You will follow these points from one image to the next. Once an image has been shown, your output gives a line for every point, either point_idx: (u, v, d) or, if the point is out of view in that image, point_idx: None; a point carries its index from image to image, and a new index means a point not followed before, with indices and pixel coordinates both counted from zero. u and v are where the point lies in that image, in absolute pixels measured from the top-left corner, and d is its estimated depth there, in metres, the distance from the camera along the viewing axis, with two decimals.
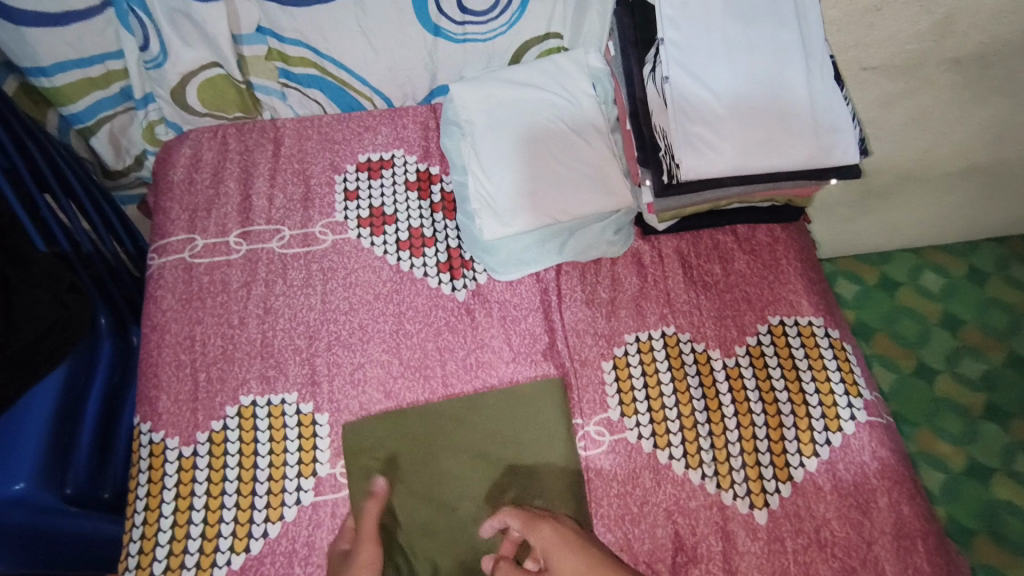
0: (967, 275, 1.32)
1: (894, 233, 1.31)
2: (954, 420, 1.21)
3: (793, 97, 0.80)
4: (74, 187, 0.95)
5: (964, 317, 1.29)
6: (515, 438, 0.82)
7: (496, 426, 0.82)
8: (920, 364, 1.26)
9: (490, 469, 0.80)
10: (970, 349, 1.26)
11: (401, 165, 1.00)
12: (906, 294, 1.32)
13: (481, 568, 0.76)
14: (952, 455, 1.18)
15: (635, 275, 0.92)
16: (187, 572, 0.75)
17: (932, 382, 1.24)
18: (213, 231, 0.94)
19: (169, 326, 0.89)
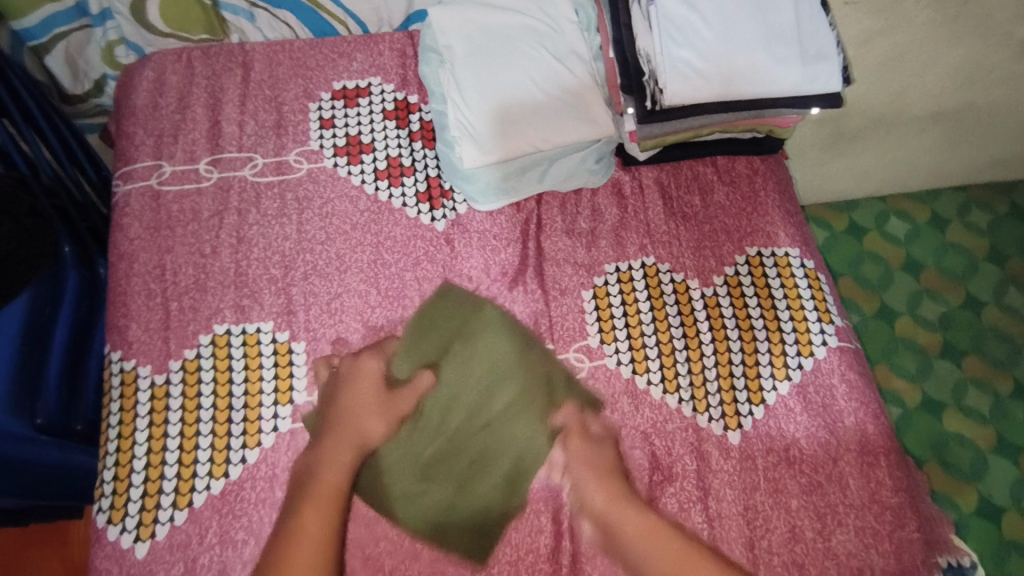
0: (931, 220, 1.33)
1: (860, 178, 1.29)
2: (910, 357, 1.23)
3: (780, 23, 0.80)
4: (36, 115, 0.90)
5: (924, 260, 1.31)
6: (475, 346, 0.83)
7: (456, 335, 0.84)
8: (882, 305, 1.27)
9: (453, 375, 0.82)
10: (929, 291, 1.28)
11: (377, 94, 0.96)
12: (871, 239, 1.32)
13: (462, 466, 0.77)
14: (907, 392, 1.21)
15: (615, 206, 0.92)
16: (166, 497, 0.75)
17: (892, 323, 1.26)
18: (181, 157, 0.91)
19: (138, 255, 0.86)
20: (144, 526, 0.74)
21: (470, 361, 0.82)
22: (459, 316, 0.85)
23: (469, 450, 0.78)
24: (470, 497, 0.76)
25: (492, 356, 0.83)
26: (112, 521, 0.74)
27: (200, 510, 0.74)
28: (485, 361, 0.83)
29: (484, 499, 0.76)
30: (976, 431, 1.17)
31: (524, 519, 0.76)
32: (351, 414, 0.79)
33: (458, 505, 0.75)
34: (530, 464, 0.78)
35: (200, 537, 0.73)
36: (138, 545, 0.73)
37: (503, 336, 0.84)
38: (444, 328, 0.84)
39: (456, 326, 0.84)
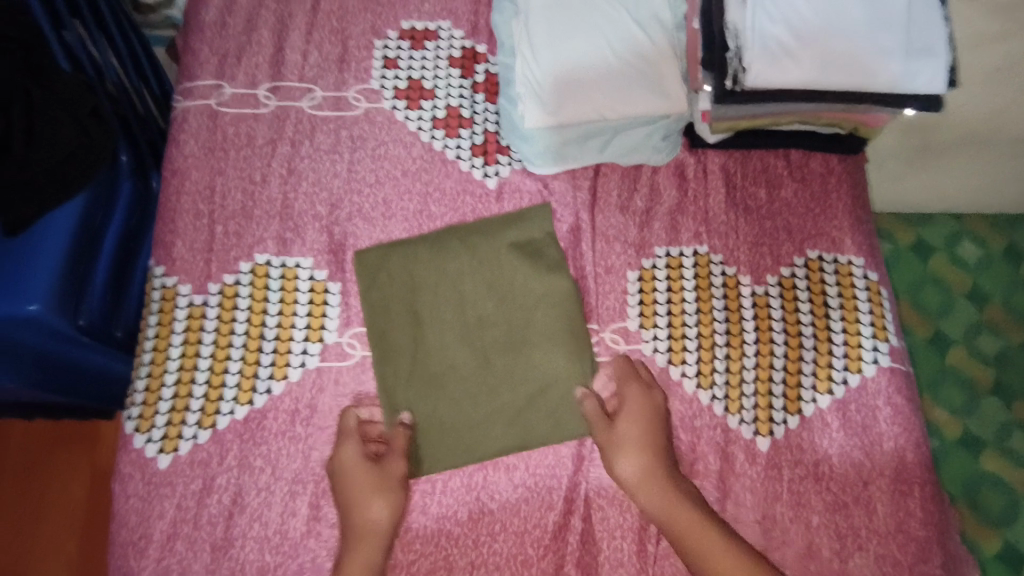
0: (1005, 250, 1.22)
1: (941, 193, 1.21)
2: (956, 390, 1.17)
3: (889, 10, 0.73)
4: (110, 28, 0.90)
5: (991, 292, 1.21)
6: (499, 280, 0.82)
7: (479, 267, 0.82)
8: (936, 333, 1.19)
9: (466, 310, 0.81)
10: (990, 325, 1.19)
11: (446, 39, 0.93)
12: (936, 262, 1.23)
13: (486, 403, 0.78)
14: (946, 424, 1.15)
15: (675, 187, 0.87)
16: (192, 415, 0.76)
17: (944, 354, 1.18)
18: (242, 80, 0.90)
19: (190, 173, 0.86)
20: (169, 439, 0.75)
21: (485, 297, 0.81)
22: (478, 250, 0.83)
23: (493, 369, 0.79)
24: (494, 436, 0.77)
25: (519, 291, 0.82)
26: (139, 430, 0.76)
27: (223, 432, 0.76)
28: (511, 296, 0.82)
29: (506, 436, 0.77)
30: (1013, 476, 1.11)
31: (537, 493, 0.75)
32: (352, 507, 0.71)
33: (481, 444, 0.77)
34: (553, 406, 0.78)
35: (220, 458, 0.75)
36: (161, 457, 0.75)
37: (525, 274, 0.82)
38: (464, 265, 0.82)
39: (476, 262, 0.82)
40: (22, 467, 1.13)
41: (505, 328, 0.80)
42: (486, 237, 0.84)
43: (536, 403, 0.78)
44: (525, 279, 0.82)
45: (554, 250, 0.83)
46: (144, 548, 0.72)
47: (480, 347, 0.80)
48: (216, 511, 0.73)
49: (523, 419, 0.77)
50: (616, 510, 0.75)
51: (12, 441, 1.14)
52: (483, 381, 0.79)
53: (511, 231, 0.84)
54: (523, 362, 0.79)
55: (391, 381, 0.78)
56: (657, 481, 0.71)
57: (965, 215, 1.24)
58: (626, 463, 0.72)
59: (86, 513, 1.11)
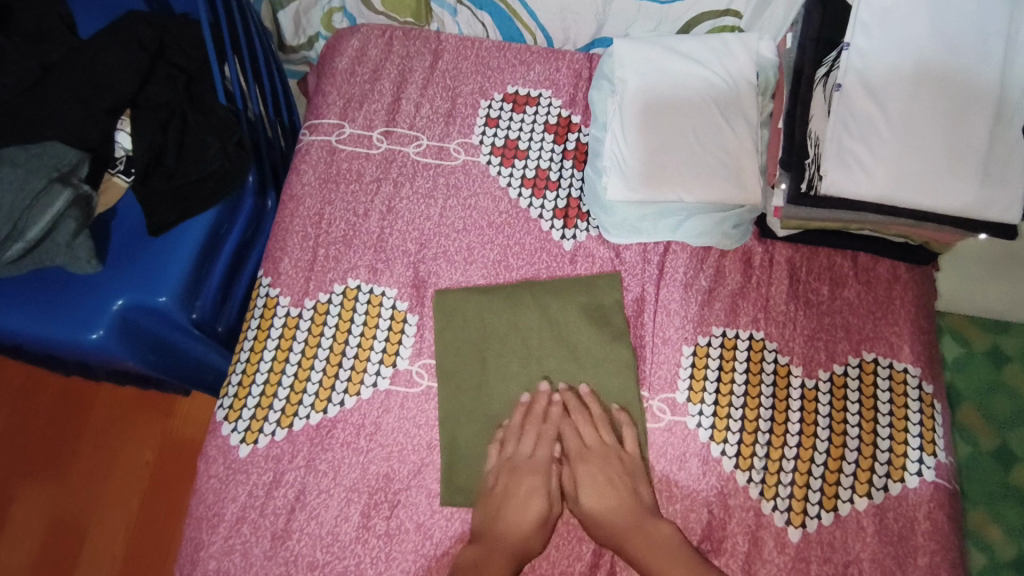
0: None
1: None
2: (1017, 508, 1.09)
3: (970, 139, 0.75)
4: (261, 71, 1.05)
5: None
6: (566, 335, 0.89)
7: (546, 323, 0.89)
8: (1003, 446, 1.13)
9: (527, 360, 0.88)
10: None
11: (544, 106, 1.02)
12: (1012, 371, 1.17)
13: (536, 449, 0.84)
14: (1003, 544, 1.07)
15: (739, 272, 0.92)
16: (273, 414, 0.86)
17: (1008, 468, 1.11)
18: (361, 123, 1.01)
19: (304, 200, 0.97)
20: (250, 432, 0.85)
21: (548, 349, 0.88)
22: (550, 308, 0.90)
23: (546, 420, 0.85)
24: (538, 480, 0.83)
25: (579, 349, 0.88)
26: (227, 419, 0.86)
27: (296, 434, 0.85)
28: (571, 354, 0.88)
29: (552, 484, 0.82)
30: None
31: (568, 541, 0.80)
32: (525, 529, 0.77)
33: None
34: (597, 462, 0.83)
35: (291, 457, 0.84)
36: (242, 446, 0.85)
37: (587, 333, 0.89)
38: (533, 319, 0.90)
39: (544, 317, 0.90)
40: (106, 428, 1.26)
41: (561, 383, 0.87)
42: (556, 294, 0.91)
43: (578, 456, 0.84)
44: (588, 339, 0.89)
45: (619, 317, 0.90)
46: (216, 525, 0.81)
47: (537, 397, 0.86)
48: (281, 503, 0.82)
49: (566, 470, 0.83)
50: None
51: (105, 400, 1.28)
52: (533, 426, 0.85)
53: (581, 292, 0.91)
54: (573, 417, 0.85)
55: (451, 414, 0.86)
56: (624, 518, 0.77)
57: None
58: (598, 504, 0.78)
59: (151, 476, 1.23)
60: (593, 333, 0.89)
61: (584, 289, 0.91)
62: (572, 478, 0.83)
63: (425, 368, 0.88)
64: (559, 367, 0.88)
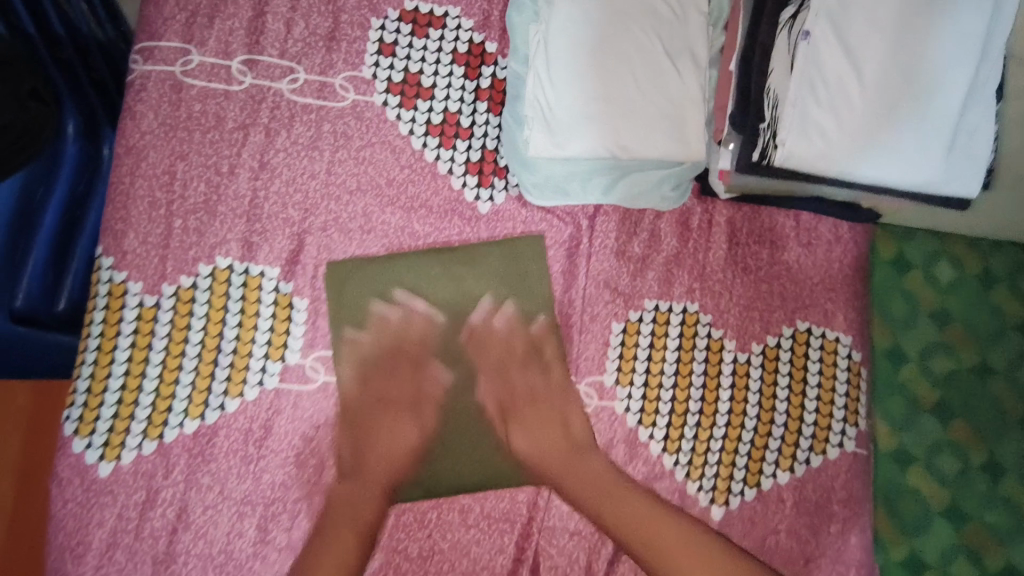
0: None
1: None
2: None
3: (946, 105, 0.65)
4: None
5: None
6: (487, 323, 0.80)
7: (456, 308, 0.80)
8: None
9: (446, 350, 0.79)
10: None
11: (452, 28, 0.82)
12: None
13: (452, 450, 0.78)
14: None
15: (676, 236, 0.82)
16: (137, 425, 0.73)
17: None
18: (213, 47, 0.78)
19: (147, 154, 0.76)
20: (110, 448, 0.73)
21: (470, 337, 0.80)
22: (463, 291, 0.80)
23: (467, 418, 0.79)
24: (456, 478, 0.77)
25: (501, 332, 0.80)
26: (78, 434, 0.72)
27: (170, 445, 0.73)
28: (490, 341, 0.80)
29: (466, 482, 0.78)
30: None
31: (488, 536, 0.76)
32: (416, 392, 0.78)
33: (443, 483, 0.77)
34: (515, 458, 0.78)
35: (166, 472, 0.73)
36: (102, 464, 0.72)
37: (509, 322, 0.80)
38: (446, 304, 0.80)
39: (459, 301, 0.80)
40: None
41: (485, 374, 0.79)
42: (482, 267, 0.80)
43: (490, 452, 0.78)
44: (503, 320, 0.80)
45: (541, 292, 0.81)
46: (81, 555, 0.71)
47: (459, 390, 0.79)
48: (160, 524, 0.72)
49: (484, 464, 0.78)
50: (564, 561, 0.77)
51: None
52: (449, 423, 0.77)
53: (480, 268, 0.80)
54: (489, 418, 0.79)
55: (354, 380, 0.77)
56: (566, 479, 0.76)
57: None
58: (550, 411, 0.78)
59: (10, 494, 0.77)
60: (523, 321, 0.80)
61: (494, 262, 0.80)
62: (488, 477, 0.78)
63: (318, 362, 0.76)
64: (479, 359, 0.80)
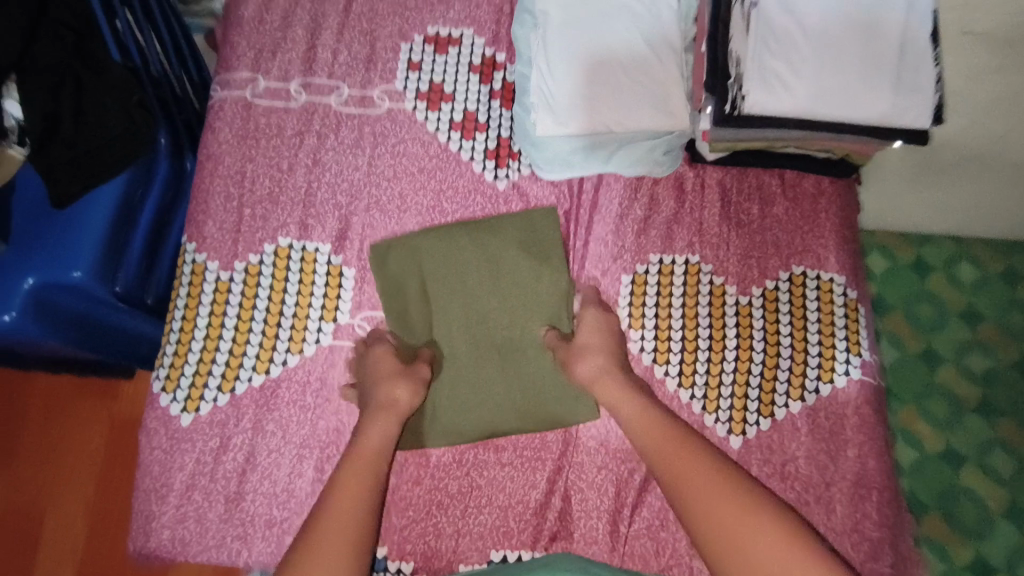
0: (1002, 273, 1.31)
1: (941, 215, 1.25)
2: (942, 404, 1.25)
3: (881, 48, 0.77)
4: (155, 14, 0.98)
5: (984, 314, 1.30)
6: (510, 276, 0.89)
7: (487, 265, 0.89)
8: (927, 348, 1.28)
9: (474, 304, 0.88)
10: (981, 344, 1.28)
11: (467, 46, 0.99)
12: (935, 281, 1.31)
13: (478, 397, 0.85)
14: (930, 437, 1.23)
15: (673, 199, 0.93)
16: (213, 380, 0.85)
17: (993, 422, 1.23)
18: (275, 75, 0.96)
19: (223, 159, 0.92)
20: (191, 401, 0.84)
21: (492, 295, 0.88)
22: (491, 250, 0.90)
23: (494, 363, 0.86)
24: (482, 422, 0.84)
25: (523, 280, 0.89)
26: (165, 390, 0.85)
27: (240, 397, 0.84)
28: (512, 291, 0.89)
29: (495, 426, 0.84)
30: (996, 495, 1.19)
31: (522, 472, 0.83)
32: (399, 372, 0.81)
33: (469, 428, 0.84)
34: (544, 399, 0.85)
35: (236, 421, 0.84)
36: (183, 415, 0.84)
37: (528, 272, 0.89)
38: (475, 262, 0.89)
39: (487, 260, 0.89)
40: (79, 443, 1.20)
41: (511, 321, 0.87)
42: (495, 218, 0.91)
43: (523, 396, 0.85)
44: (524, 278, 0.89)
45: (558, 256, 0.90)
46: (165, 495, 0.81)
47: (481, 338, 0.87)
48: (231, 467, 0.82)
49: (517, 406, 0.84)
50: (594, 494, 0.82)
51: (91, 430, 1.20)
52: (478, 368, 0.86)
53: (494, 238, 0.90)
54: (512, 363, 0.86)
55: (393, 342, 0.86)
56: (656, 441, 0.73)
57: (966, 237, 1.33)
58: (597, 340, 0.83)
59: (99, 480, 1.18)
60: (540, 276, 0.89)
61: (504, 218, 0.92)
62: (515, 420, 0.84)
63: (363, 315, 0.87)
64: (502, 309, 0.88)
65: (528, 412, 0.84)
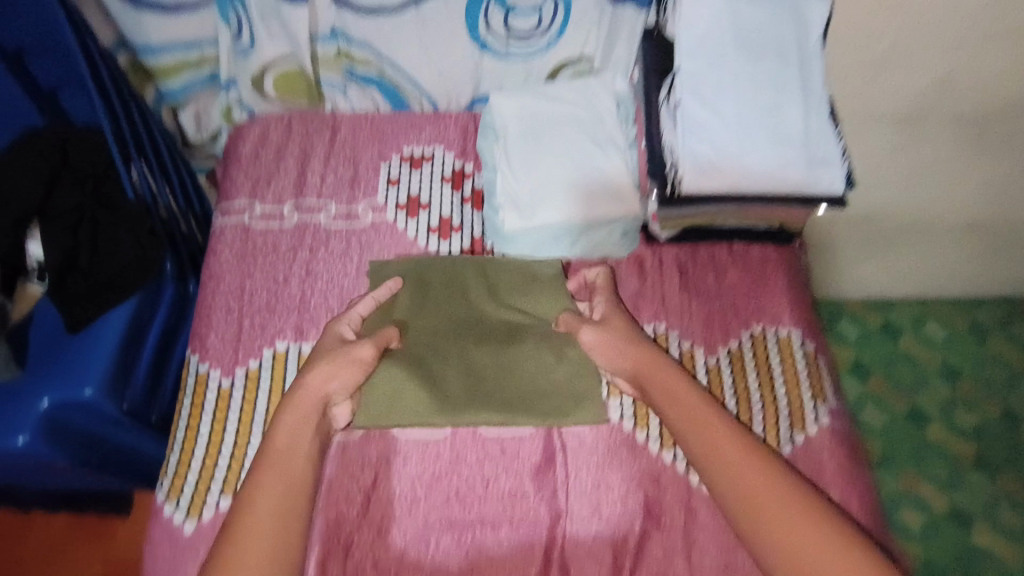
0: (968, 330, 1.54)
1: (899, 280, 1.50)
2: (941, 465, 1.42)
3: (789, 129, 0.91)
4: (165, 161, 1.10)
5: (959, 369, 1.51)
6: (506, 283, 1.00)
7: (484, 274, 1.00)
8: (912, 409, 1.47)
9: (460, 308, 0.97)
10: (965, 401, 1.48)
11: (440, 161, 1.13)
12: (906, 342, 1.53)
13: (460, 389, 0.91)
14: (933, 497, 1.39)
15: (636, 276, 1.02)
16: (215, 484, 0.88)
17: (993, 476, 1.41)
18: (271, 200, 1.08)
19: (224, 277, 1.02)
20: (193, 506, 0.87)
21: (475, 300, 0.98)
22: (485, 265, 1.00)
23: (483, 374, 0.92)
24: (468, 411, 0.89)
25: (514, 291, 0.99)
26: (168, 499, 0.87)
27: None
28: (506, 298, 0.99)
29: (475, 414, 0.89)
30: (1003, 545, 1.34)
31: (520, 548, 0.85)
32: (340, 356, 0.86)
33: (447, 413, 0.88)
34: (537, 393, 0.91)
35: None
36: (186, 523, 0.86)
37: (514, 278, 1.00)
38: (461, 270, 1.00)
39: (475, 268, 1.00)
40: None
41: (499, 329, 0.96)
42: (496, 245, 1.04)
43: (507, 389, 0.91)
44: (514, 289, 0.99)
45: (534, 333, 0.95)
46: None
47: (467, 331, 0.95)
48: None
49: (504, 404, 0.90)
50: (593, 562, 0.84)
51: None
52: (465, 378, 0.91)
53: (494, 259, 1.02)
54: (506, 358, 0.93)
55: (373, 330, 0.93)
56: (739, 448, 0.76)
57: (926, 301, 1.56)
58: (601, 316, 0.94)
59: None
60: (530, 278, 1.00)
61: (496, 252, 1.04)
62: (509, 415, 0.89)
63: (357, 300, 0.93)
64: (491, 312, 0.98)
65: (524, 409, 0.90)
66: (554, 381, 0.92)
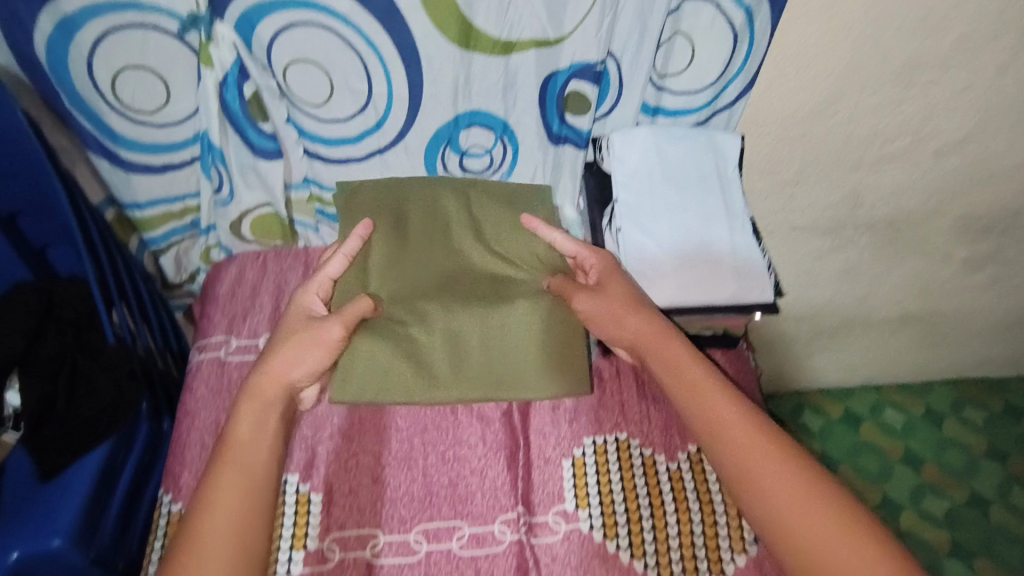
0: (924, 415, 1.61)
1: (850, 372, 1.60)
2: (921, 555, 1.44)
3: (717, 246, 1.02)
4: (145, 304, 1.16)
5: (924, 454, 1.57)
6: (486, 220, 1.11)
7: (468, 198, 1.11)
8: (884, 498, 1.51)
9: (440, 265, 1.08)
10: (931, 486, 1.53)
11: None
12: (867, 429, 1.60)
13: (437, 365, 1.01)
14: None
15: (595, 387, 1.07)
16: None
17: (969, 563, 1.44)
18: (246, 334, 1.13)
19: (199, 413, 1.05)
20: None
21: (451, 258, 1.08)
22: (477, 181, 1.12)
23: (462, 345, 1.02)
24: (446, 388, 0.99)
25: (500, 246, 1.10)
26: None
27: None
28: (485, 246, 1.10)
29: (453, 391, 0.99)
30: None
31: None
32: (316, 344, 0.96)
33: (427, 389, 0.99)
34: (511, 367, 1.01)
35: None
36: None
37: (501, 214, 1.11)
38: (446, 211, 1.10)
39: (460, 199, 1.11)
40: None
41: (476, 283, 1.07)
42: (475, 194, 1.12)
43: (486, 366, 1.01)
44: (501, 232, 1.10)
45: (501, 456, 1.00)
46: None
47: (447, 295, 1.06)
48: None
49: (481, 382, 1.00)
50: None
51: None
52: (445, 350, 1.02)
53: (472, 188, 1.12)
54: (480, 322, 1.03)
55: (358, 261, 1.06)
56: (769, 459, 0.79)
57: (881, 387, 1.65)
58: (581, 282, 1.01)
59: None
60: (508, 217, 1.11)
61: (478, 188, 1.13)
62: (483, 392, 0.99)
63: (330, 260, 1.04)
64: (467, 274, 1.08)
65: (498, 385, 1.00)
66: (530, 357, 1.01)
